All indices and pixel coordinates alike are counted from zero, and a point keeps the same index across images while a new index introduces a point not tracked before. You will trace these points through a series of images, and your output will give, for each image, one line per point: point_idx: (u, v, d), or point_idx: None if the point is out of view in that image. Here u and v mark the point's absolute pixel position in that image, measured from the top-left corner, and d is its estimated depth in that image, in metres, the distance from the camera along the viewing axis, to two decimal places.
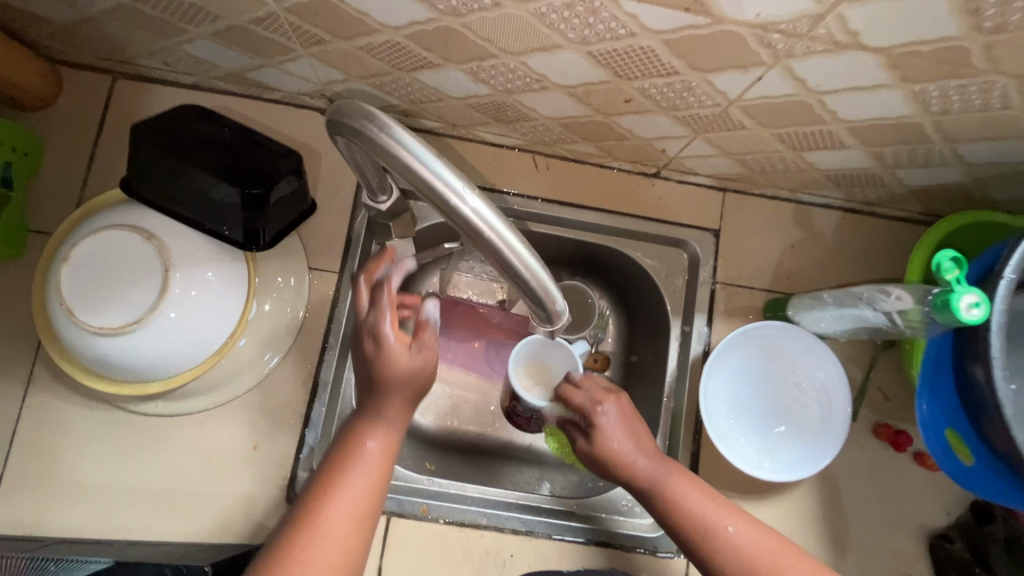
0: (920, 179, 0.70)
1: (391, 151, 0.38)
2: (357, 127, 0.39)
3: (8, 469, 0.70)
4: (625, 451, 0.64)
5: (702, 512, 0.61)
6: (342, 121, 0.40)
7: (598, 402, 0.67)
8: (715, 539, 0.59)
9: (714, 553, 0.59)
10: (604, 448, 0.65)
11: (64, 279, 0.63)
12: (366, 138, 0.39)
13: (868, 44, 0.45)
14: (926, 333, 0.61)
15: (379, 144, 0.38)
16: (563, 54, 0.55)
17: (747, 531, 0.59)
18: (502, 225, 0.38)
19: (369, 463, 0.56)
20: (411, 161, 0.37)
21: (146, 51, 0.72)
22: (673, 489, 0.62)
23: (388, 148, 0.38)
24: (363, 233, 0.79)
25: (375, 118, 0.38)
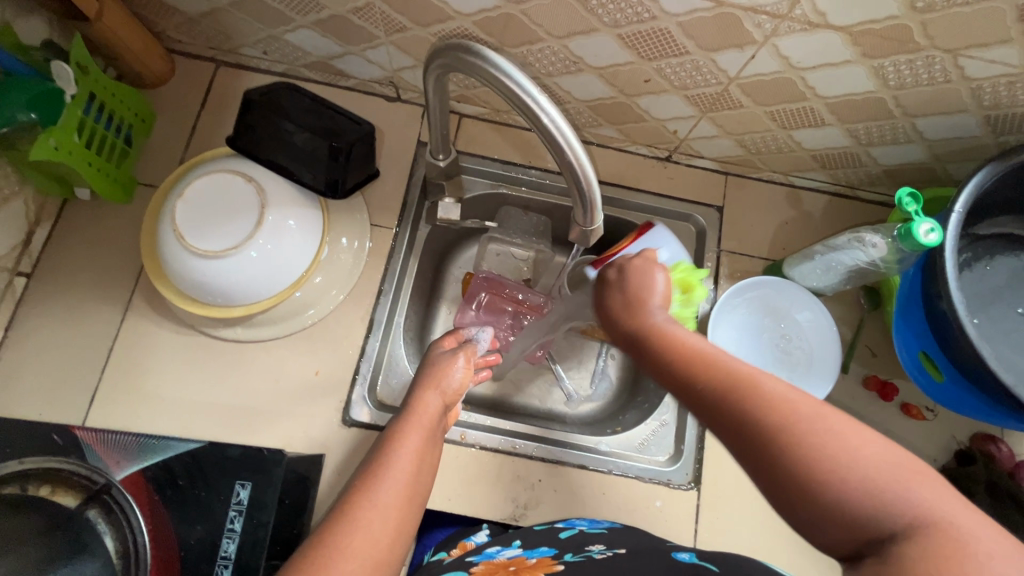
0: (891, 158, 0.84)
1: (491, 73, 0.51)
2: (462, 54, 0.52)
3: (103, 381, 0.80)
4: (656, 287, 0.63)
5: (702, 337, 0.53)
6: (449, 51, 0.53)
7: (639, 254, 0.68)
8: (712, 357, 0.50)
9: (699, 367, 0.50)
10: (623, 279, 0.65)
11: (178, 210, 0.76)
12: (469, 63, 0.52)
13: (834, 23, 0.60)
14: (898, 266, 0.73)
15: (480, 65, 0.51)
16: (598, 37, 0.70)
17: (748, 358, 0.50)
18: (565, 126, 0.51)
19: (416, 456, 0.64)
20: (504, 78, 0.51)
21: (252, 40, 0.88)
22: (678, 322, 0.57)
23: (489, 71, 0.51)
24: (417, 197, 0.93)
25: (475, 47, 0.52)
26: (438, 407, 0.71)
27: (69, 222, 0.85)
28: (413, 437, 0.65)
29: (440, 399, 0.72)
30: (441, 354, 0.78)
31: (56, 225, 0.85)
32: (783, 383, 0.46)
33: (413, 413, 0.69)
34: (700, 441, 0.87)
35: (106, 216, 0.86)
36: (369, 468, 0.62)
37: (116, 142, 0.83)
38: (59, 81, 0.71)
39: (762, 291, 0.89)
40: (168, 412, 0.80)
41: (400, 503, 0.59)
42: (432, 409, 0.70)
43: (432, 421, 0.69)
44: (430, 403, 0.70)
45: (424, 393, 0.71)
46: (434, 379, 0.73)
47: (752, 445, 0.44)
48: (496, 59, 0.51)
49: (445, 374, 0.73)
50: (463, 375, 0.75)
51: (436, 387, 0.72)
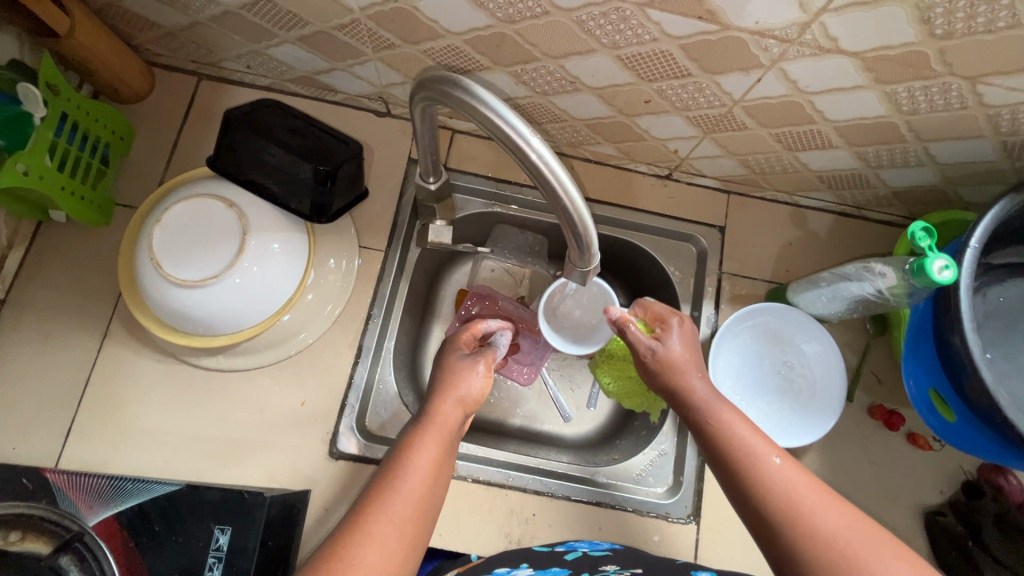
0: (901, 180, 0.80)
1: (485, 115, 0.48)
2: (456, 94, 0.49)
3: (79, 414, 0.77)
4: (689, 371, 0.67)
5: (747, 440, 0.60)
6: (440, 88, 0.49)
7: (677, 325, 0.71)
8: (756, 466, 0.58)
9: (748, 474, 0.57)
10: (668, 361, 0.68)
11: (155, 237, 0.72)
12: (462, 102, 0.49)
13: (846, 48, 0.56)
14: (909, 301, 0.70)
15: (475, 106, 0.48)
16: (595, 58, 0.66)
17: (793, 472, 0.57)
18: (563, 173, 0.48)
19: (434, 465, 0.60)
20: (498, 121, 0.47)
21: (234, 55, 0.84)
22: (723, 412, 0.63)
23: (483, 113, 0.48)
24: (407, 217, 0.90)
25: (472, 88, 0.48)
26: (458, 417, 0.66)
27: (44, 246, 0.82)
28: (430, 445, 0.61)
29: (460, 408, 0.67)
30: (461, 357, 0.72)
31: (30, 249, 0.81)
32: (830, 507, 0.53)
33: (432, 418, 0.65)
34: (700, 472, 0.84)
35: (82, 239, 0.83)
36: (382, 476, 0.59)
37: (91, 163, 0.79)
38: (28, 103, 0.68)
39: (766, 318, 0.86)
40: (148, 445, 0.77)
41: (414, 517, 0.56)
42: (451, 419, 0.65)
43: (451, 430, 0.64)
44: (451, 410, 0.66)
45: (444, 401, 0.66)
46: (452, 385, 0.68)
47: (792, 560, 0.52)
48: (491, 101, 0.47)
49: (464, 379, 0.69)
50: (484, 383, 0.69)
51: (455, 394, 0.67)
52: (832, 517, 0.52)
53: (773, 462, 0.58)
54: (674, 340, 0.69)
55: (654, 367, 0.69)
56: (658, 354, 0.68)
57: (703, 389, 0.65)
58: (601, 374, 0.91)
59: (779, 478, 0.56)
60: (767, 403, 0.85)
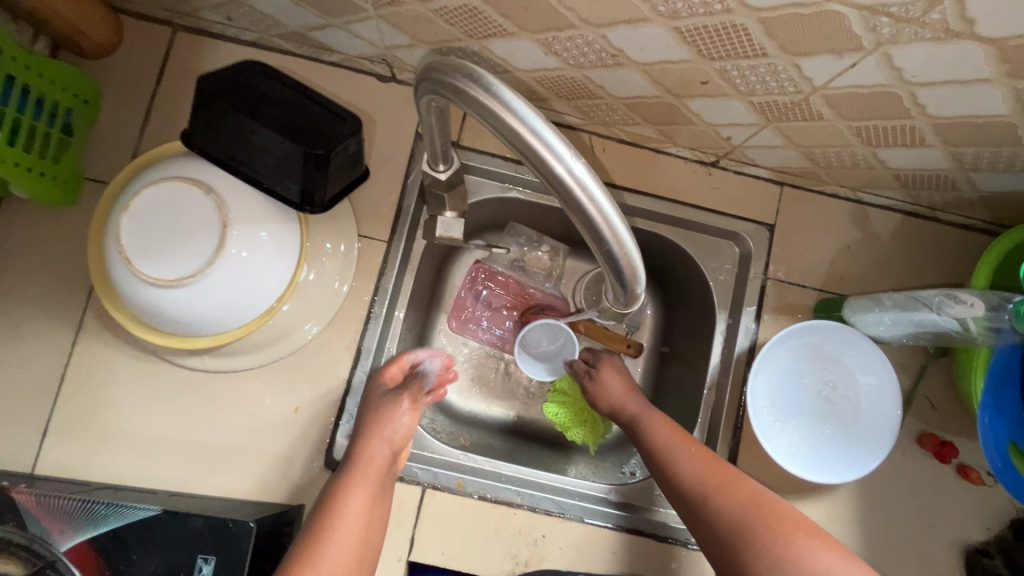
0: (995, 185, 0.68)
1: (517, 133, 0.37)
2: (481, 98, 0.38)
3: (56, 414, 0.71)
4: (618, 394, 0.76)
5: (694, 467, 0.65)
6: (458, 90, 0.38)
7: (605, 357, 0.82)
8: (676, 462, 0.67)
9: (681, 467, 0.66)
10: (599, 382, 0.78)
11: (123, 227, 0.63)
12: (486, 110, 0.38)
13: (982, 33, 0.43)
14: (995, 339, 0.59)
15: (503, 119, 0.37)
16: (647, 29, 0.53)
17: (708, 460, 0.66)
18: (612, 210, 0.39)
19: (365, 514, 0.63)
20: (531, 141, 0.37)
21: (212, 3, 0.71)
22: (656, 423, 0.72)
23: (514, 129, 0.37)
24: (414, 202, 0.79)
25: (503, 94, 0.37)
26: (385, 457, 0.67)
27: (8, 226, 0.73)
28: (359, 495, 0.63)
29: (386, 448, 0.68)
30: (384, 395, 0.71)
31: None
32: (737, 483, 0.63)
33: (358, 461, 0.66)
34: None
35: (48, 218, 0.73)
36: (311, 531, 0.60)
37: (51, 134, 0.69)
38: None
39: (815, 337, 0.75)
40: (131, 451, 0.71)
41: (347, 566, 0.59)
42: (376, 458, 0.66)
43: (379, 471, 0.66)
44: (378, 449, 0.67)
45: (370, 441, 0.67)
46: (376, 430, 0.68)
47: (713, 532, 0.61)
48: (526, 113, 0.36)
49: (390, 421, 0.69)
50: (409, 420, 0.70)
51: (382, 434, 0.68)
52: (738, 494, 0.62)
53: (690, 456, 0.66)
54: (605, 372, 0.79)
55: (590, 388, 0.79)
56: (586, 381, 0.80)
57: (632, 403, 0.75)
58: (549, 403, 0.83)
59: (703, 478, 0.64)
60: (807, 429, 0.76)
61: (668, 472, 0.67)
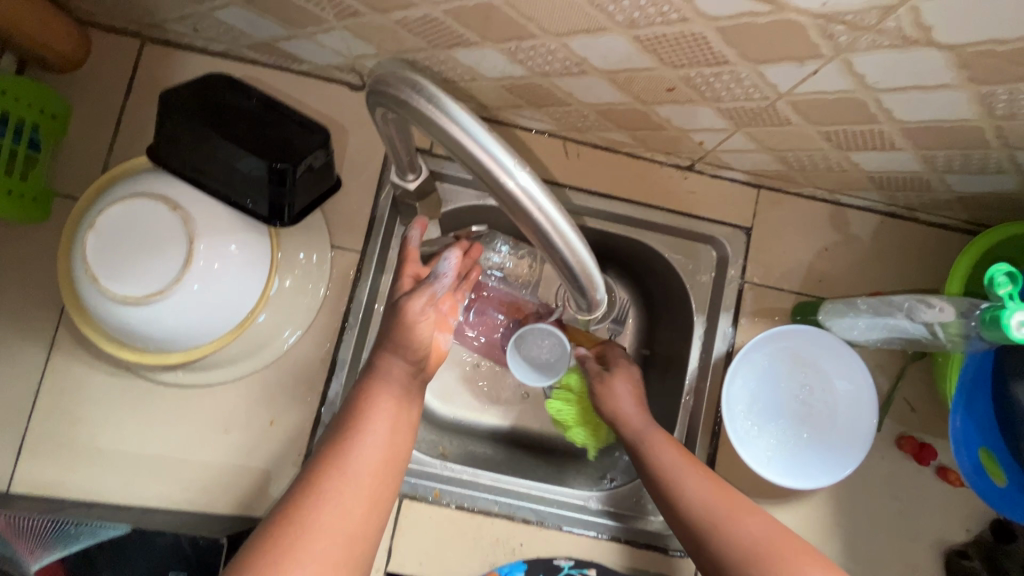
0: (969, 186, 0.67)
1: (460, 144, 0.37)
2: (425, 110, 0.38)
3: (30, 432, 0.71)
4: (625, 405, 0.74)
5: (697, 495, 0.63)
6: (405, 104, 0.39)
7: (623, 362, 0.78)
8: (680, 489, 0.64)
9: (686, 489, 0.64)
10: (608, 385, 0.76)
11: (89, 245, 0.63)
12: (432, 123, 0.38)
13: (939, 40, 0.43)
14: (965, 347, 0.59)
15: (445, 130, 0.37)
16: (608, 38, 0.52)
17: (713, 488, 0.64)
18: (560, 217, 0.38)
19: (392, 425, 0.55)
20: (476, 151, 0.37)
21: (177, 16, 0.70)
22: (659, 446, 0.69)
23: (458, 139, 0.37)
24: (387, 212, 0.78)
25: (446, 108, 0.37)
26: (403, 368, 0.56)
27: None
28: (384, 400, 0.55)
29: (403, 358, 0.56)
30: (394, 302, 0.57)
31: None
32: (744, 513, 0.61)
33: (377, 372, 0.57)
34: None
35: (18, 235, 0.73)
36: (333, 439, 0.53)
37: (19, 152, 0.68)
38: None
39: (790, 341, 0.75)
40: (106, 467, 0.71)
41: (375, 475, 0.52)
42: (395, 371, 0.56)
43: (402, 385, 0.56)
44: (393, 365, 0.56)
45: (383, 351, 0.57)
46: (392, 339, 0.56)
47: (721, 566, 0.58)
48: (466, 124, 0.37)
49: (404, 331, 0.55)
50: (430, 327, 0.56)
51: (396, 344, 0.56)
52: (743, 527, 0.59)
53: (693, 484, 0.64)
54: (617, 377, 0.76)
55: (598, 390, 0.77)
56: (597, 382, 0.77)
57: (637, 420, 0.72)
58: (553, 400, 0.81)
59: (709, 506, 0.62)
60: (784, 434, 0.75)
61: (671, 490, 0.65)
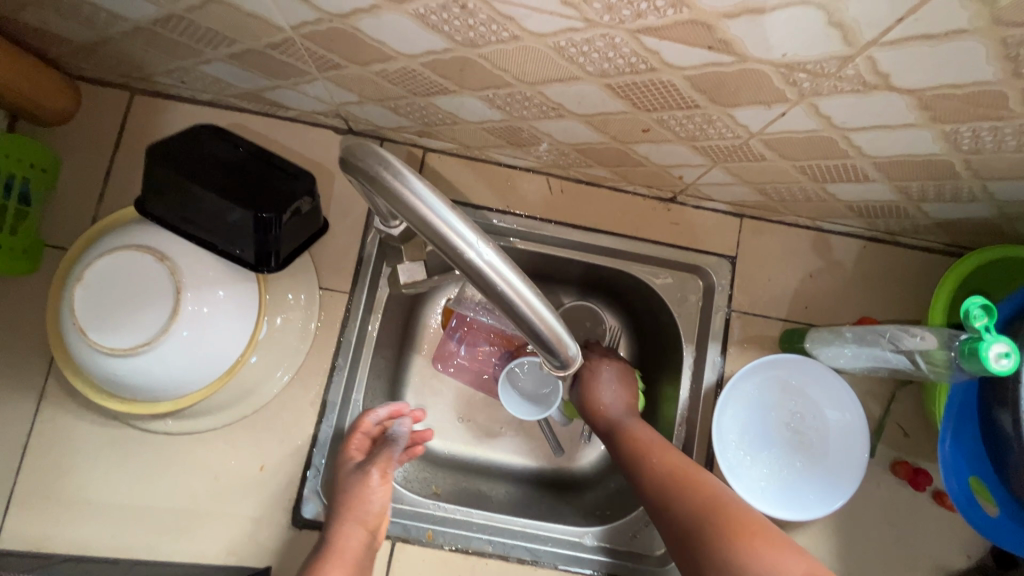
0: (946, 213, 0.68)
1: (423, 219, 0.37)
2: (389, 184, 0.38)
3: (19, 485, 0.70)
4: (603, 399, 0.77)
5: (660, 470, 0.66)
6: (372, 177, 0.38)
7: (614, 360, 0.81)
8: (643, 465, 0.67)
9: (682, 496, 0.62)
10: (588, 379, 0.79)
11: (77, 298, 0.63)
12: (396, 198, 0.38)
13: (898, 85, 0.44)
14: (948, 377, 0.59)
15: (412, 207, 0.37)
16: (581, 86, 0.54)
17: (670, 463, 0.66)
18: (527, 289, 0.37)
19: (350, 561, 0.64)
20: (440, 227, 0.36)
21: (164, 70, 0.72)
22: (629, 428, 0.72)
23: (421, 213, 0.37)
24: (374, 253, 0.79)
25: (409, 182, 0.37)
26: (362, 540, 0.66)
27: None
28: (341, 565, 0.64)
29: (362, 529, 0.67)
30: (352, 471, 0.70)
31: None
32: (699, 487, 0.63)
33: (333, 544, 0.65)
34: None
35: (9, 287, 0.74)
36: None
37: (7, 206, 0.69)
38: None
39: (779, 370, 0.75)
40: (95, 519, 0.70)
41: None
42: (354, 537, 0.66)
43: (361, 541, 0.66)
44: (352, 532, 0.66)
45: (344, 525, 0.66)
46: (353, 515, 0.66)
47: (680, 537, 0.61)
48: (428, 199, 0.37)
49: (362, 501, 0.67)
50: (384, 493, 0.69)
51: (355, 518, 0.67)
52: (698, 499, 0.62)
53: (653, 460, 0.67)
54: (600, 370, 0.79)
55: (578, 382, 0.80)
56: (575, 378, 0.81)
57: (611, 412, 0.75)
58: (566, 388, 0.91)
59: (668, 480, 0.64)
60: (777, 463, 0.75)
61: (669, 496, 0.63)
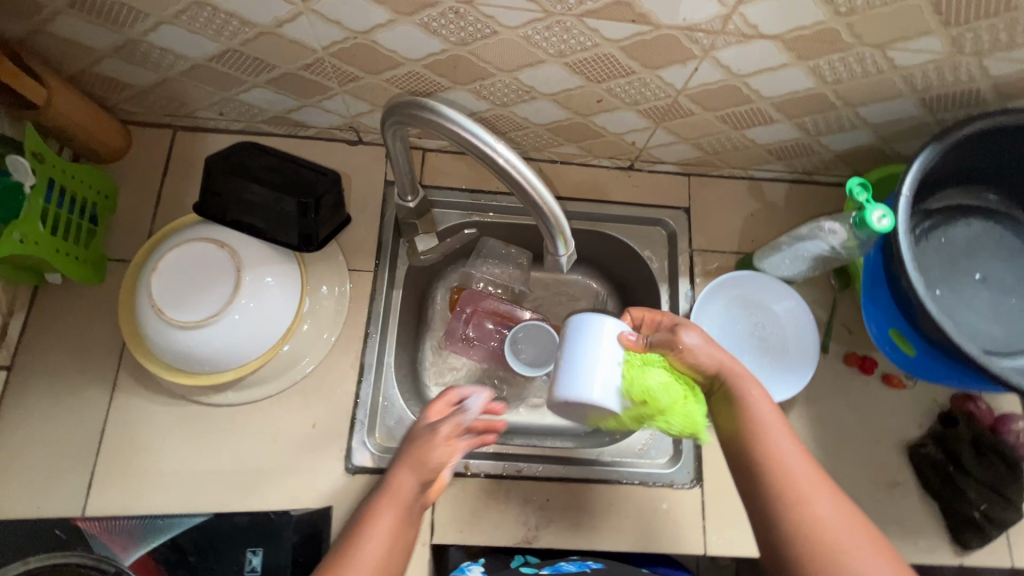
0: (841, 144, 0.87)
1: (458, 133, 0.55)
2: (427, 117, 0.56)
3: (98, 464, 0.79)
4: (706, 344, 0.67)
5: (785, 458, 0.60)
6: (413, 113, 0.57)
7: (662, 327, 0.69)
8: (766, 446, 0.61)
9: (793, 498, 0.58)
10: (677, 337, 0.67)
11: (154, 285, 0.76)
12: (435, 123, 0.56)
13: (767, 32, 0.63)
14: (860, 252, 0.77)
15: (450, 127, 0.55)
16: (546, 67, 0.72)
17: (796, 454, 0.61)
18: (534, 176, 0.56)
19: (394, 525, 0.63)
20: (470, 136, 0.55)
21: (206, 104, 0.88)
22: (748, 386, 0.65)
23: (455, 130, 0.55)
24: (391, 237, 0.94)
25: (442, 111, 0.55)
26: (414, 487, 0.66)
27: (46, 308, 0.85)
28: (386, 516, 0.64)
29: (416, 476, 0.66)
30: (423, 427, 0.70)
31: (30, 315, 0.84)
32: (820, 489, 0.59)
33: (388, 489, 0.66)
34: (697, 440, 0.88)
35: (81, 296, 0.86)
36: (347, 539, 0.63)
37: (81, 225, 0.83)
38: (16, 174, 0.72)
39: (738, 288, 0.92)
40: (169, 488, 0.79)
41: None
42: (407, 483, 0.65)
43: (407, 501, 0.65)
44: (406, 479, 0.66)
45: (401, 469, 0.66)
46: (410, 457, 0.66)
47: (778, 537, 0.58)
48: (464, 124, 0.55)
49: (424, 452, 0.66)
50: (447, 452, 0.67)
51: (412, 463, 0.66)
52: (816, 502, 0.58)
53: (781, 445, 0.61)
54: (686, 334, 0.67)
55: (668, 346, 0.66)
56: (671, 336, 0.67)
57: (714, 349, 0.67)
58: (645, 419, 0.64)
59: (794, 477, 0.59)
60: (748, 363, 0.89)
61: (772, 490, 0.59)
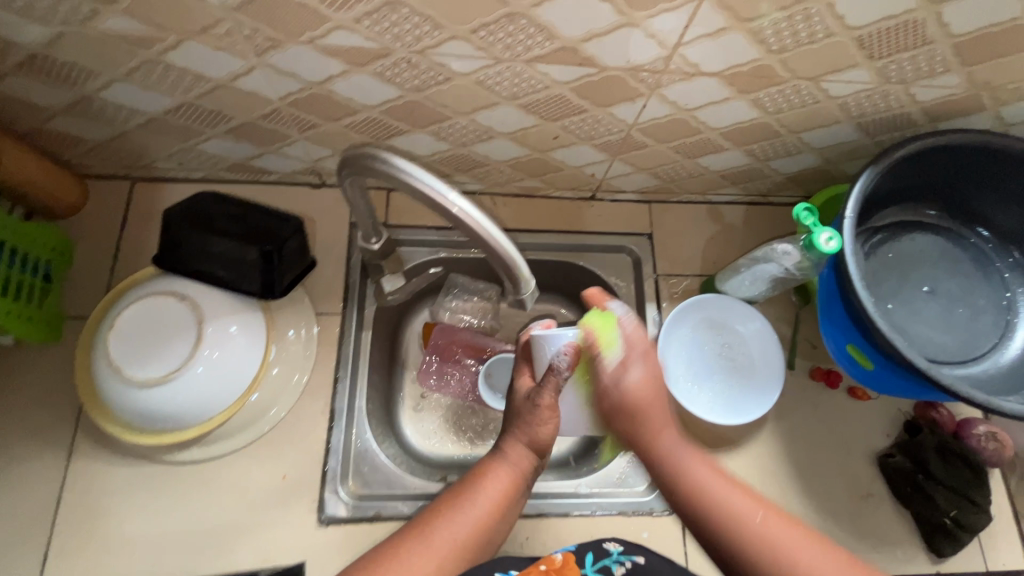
0: (790, 167, 0.91)
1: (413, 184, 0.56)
2: (381, 167, 0.57)
3: (55, 533, 0.76)
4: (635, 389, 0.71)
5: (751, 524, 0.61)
6: (368, 164, 0.58)
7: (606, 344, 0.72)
8: (739, 517, 0.61)
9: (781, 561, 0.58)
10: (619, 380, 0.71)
11: (111, 344, 0.74)
12: (390, 175, 0.57)
13: (708, 70, 0.66)
14: (814, 272, 0.80)
15: (405, 178, 0.57)
16: (501, 109, 0.74)
17: (774, 520, 0.60)
18: (488, 223, 0.57)
19: (498, 497, 0.67)
20: (424, 186, 0.56)
21: (164, 155, 0.87)
22: (693, 462, 0.67)
23: (409, 181, 0.57)
24: (358, 278, 0.93)
25: (396, 162, 0.57)
26: (523, 456, 0.69)
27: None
28: (495, 480, 0.67)
29: (526, 445, 0.70)
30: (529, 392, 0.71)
31: None
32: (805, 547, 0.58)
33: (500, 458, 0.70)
34: None
35: (35, 357, 0.83)
36: (432, 512, 0.64)
37: (35, 283, 0.80)
38: None
39: (705, 310, 0.92)
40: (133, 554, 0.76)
41: (451, 553, 0.61)
42: (518, 453, 0.69)
43: (519, 470, 0.69)
44: (519, 450, 0.69)
45: (513, 437, 0.70)
46: (519, 424, 0.70)
47: None
48: (416, 173, 0.56)
49: (535, 423, 0.69)
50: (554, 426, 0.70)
51: (524, 430, 0.70)
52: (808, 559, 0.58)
53: (757, 517, 0.61)
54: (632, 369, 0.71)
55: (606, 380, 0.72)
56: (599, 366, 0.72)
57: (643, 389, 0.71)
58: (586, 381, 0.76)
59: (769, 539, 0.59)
60: (716, 386, 0.91)
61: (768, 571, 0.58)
